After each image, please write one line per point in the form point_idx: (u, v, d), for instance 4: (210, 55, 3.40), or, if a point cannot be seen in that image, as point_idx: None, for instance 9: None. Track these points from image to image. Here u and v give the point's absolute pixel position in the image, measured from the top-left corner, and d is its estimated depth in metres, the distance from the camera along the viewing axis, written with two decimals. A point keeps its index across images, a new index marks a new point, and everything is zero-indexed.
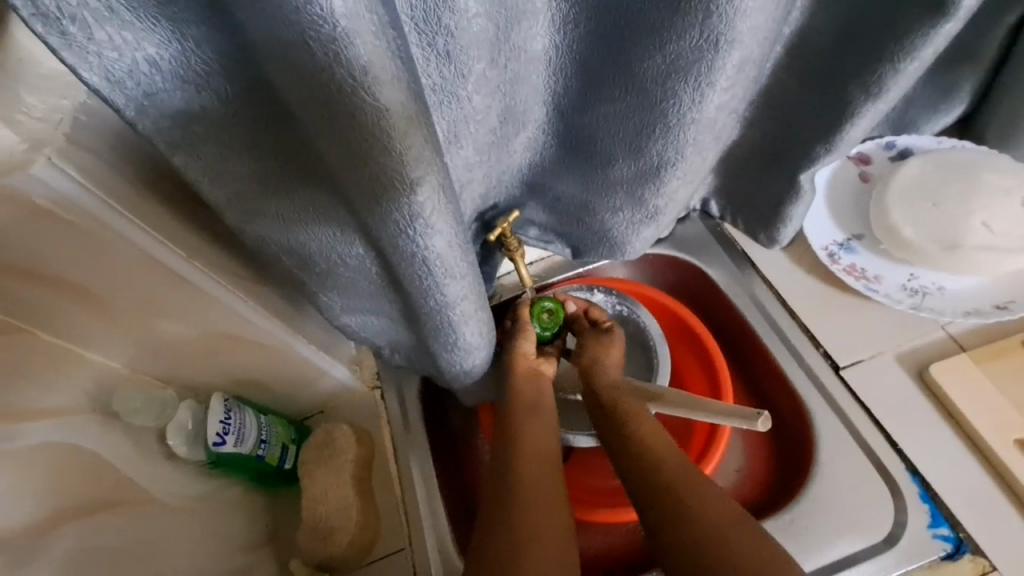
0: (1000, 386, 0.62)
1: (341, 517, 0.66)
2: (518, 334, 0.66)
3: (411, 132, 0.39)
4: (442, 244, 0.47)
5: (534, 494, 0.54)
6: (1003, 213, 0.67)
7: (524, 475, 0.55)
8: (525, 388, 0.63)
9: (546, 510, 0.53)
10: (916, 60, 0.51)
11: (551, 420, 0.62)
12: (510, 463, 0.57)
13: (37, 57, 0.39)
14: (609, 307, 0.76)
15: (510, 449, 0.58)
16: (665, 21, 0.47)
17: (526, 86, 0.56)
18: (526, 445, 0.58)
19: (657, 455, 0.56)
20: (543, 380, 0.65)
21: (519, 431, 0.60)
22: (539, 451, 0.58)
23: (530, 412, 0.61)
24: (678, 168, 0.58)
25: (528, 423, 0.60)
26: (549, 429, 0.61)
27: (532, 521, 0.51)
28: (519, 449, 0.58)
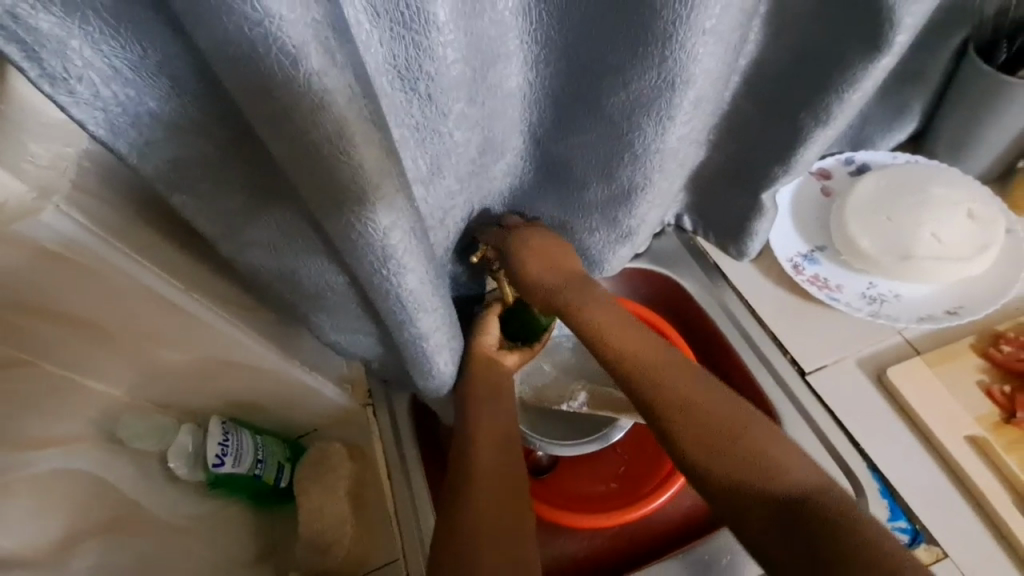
0: (954, 388, 0.66)
1: (337, 530, 0.68)
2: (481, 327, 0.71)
3: (387, 182, 0.44)
4: (415, 282, 0.52)
5: (486, 477, 0.59)
6: (950, 225, 0.71)
7: (480, 460, 0.61)
8: (484, 371, 0.68)
9: (505, 511, 0.57)
10: (858, 90, 0.57)
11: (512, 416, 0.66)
12: (468, 449, 0.62)
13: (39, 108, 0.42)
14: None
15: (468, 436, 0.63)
16: (626, 63, 0.52)
17: (503, 120, 0.60)
18: (482, 429, 0.63)
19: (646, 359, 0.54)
20: (504, 368, 0.69)
21: (476, 420, 0.64)
22: (497, 450, 0.62)
23: (495, 411, 0.65)
24: (647, 193, 0.62)
25: (490, 424, 0.64)
26: (509, 429, 0.65)
27: (483, 508, 0.56)
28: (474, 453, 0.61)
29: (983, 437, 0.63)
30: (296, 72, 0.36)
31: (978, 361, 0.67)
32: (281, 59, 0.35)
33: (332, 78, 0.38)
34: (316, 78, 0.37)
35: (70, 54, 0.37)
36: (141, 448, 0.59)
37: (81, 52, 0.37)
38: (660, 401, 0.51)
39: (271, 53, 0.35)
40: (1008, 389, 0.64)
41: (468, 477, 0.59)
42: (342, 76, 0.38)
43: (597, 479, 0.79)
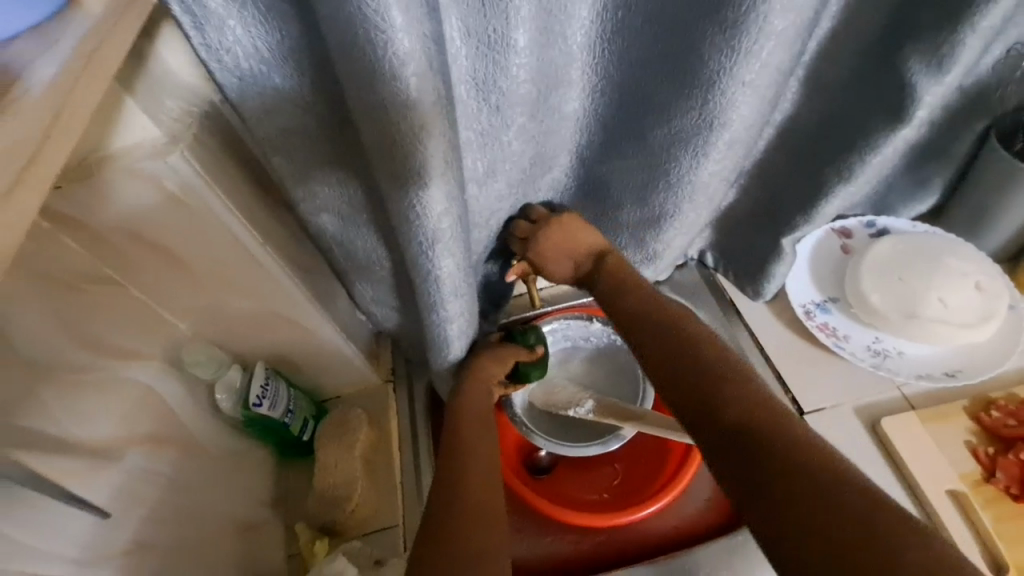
0: (942, 445, 0.69)
1: (346, 488, 0.73)
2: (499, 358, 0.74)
3: (443, 177, 0.51)
4: (451, 266, 0.59)
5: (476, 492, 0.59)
6: (956, 291, 0.76)
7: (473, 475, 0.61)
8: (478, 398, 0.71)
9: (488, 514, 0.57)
10: (879, 154, 0.64)
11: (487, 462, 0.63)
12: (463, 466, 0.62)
13: (171, 70, 0.51)
14: (604, 336, 0.88)
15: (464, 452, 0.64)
16: (672, 102, 0.59)
17: (556, 139, 0.67)
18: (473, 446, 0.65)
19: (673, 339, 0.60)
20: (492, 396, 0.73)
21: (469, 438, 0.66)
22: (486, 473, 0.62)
23: (470, 458, 0.63)
24: (676, 220, 0.69)
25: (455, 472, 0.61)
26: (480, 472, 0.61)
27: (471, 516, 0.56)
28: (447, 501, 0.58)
29: (963, 492, 0.67)
30: (401, 73, 0.44)
31: (970, 424, 0.70)
32: (390, 62, 0.43)
33: (424, 83, 0.45)
34: (412, 81, 0.45)
35: (226, 31, 0.46)
36: (197, 374, 0.66)
37: (234, 31, 0.46)
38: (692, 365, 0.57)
39: (384, 58, 0.43)
40: (991, 450, 0.68)
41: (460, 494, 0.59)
42: (432, 82, 0.46)
43: (593, 485, 0.83)
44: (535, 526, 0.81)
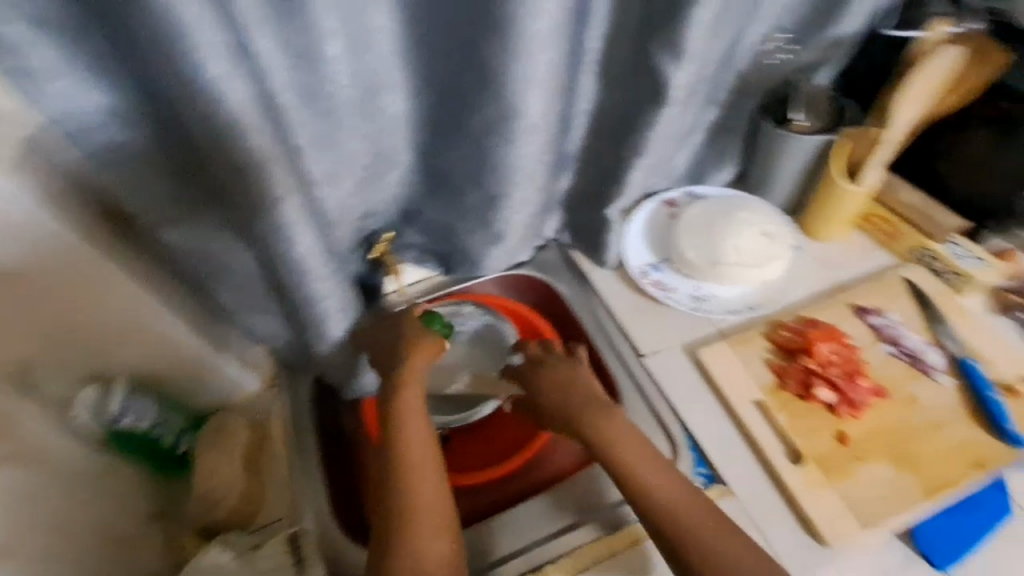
0: (746, 364, 0.81)
1: (225, 487, 0.80)
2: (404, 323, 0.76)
3: (276, 164, 0.57)
4: (307, 247, 0.63)
5: (423, 518, 0.62)
6: (750, 239, 0.91)
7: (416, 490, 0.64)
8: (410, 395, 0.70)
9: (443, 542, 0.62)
10: (660, 127, 0.77)
11: (438, 477, 0.66)
12: (409, 486, 0.64)
13: None
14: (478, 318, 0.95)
15: (401, 462, 0.65)
16: (482, 93, 0.67)
17: (390, 136, 0.74)
18: (414, 454, 0.66)
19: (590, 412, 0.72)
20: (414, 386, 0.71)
21: (404, 443, 0.67)
22: (429, 485, 0.65)
23: (420, 483, 0.64)
24: (513, 198, 0.78)
25: (413, 472, 0.65)
26: (436, 478, 0.65)
27: (424, 550, 0.61)
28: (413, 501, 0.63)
29: (765, 402, 0.77)
30: (206, 75, 0.48)
31: (766, 344, 0.83)
32: (192, 68, 0.48)
33: (233, 82, 0.50)
34: (220, 81, 0.49)
35: (29, 57, 0.49)
36: (53, 390, 0.70)
37: (36, 56, 0.49)
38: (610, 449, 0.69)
39: (185, 63, 0.47)
40: (783, 362, 0.80)
41: (409, 523, 0.62)
42: (241, 84, 0.50)
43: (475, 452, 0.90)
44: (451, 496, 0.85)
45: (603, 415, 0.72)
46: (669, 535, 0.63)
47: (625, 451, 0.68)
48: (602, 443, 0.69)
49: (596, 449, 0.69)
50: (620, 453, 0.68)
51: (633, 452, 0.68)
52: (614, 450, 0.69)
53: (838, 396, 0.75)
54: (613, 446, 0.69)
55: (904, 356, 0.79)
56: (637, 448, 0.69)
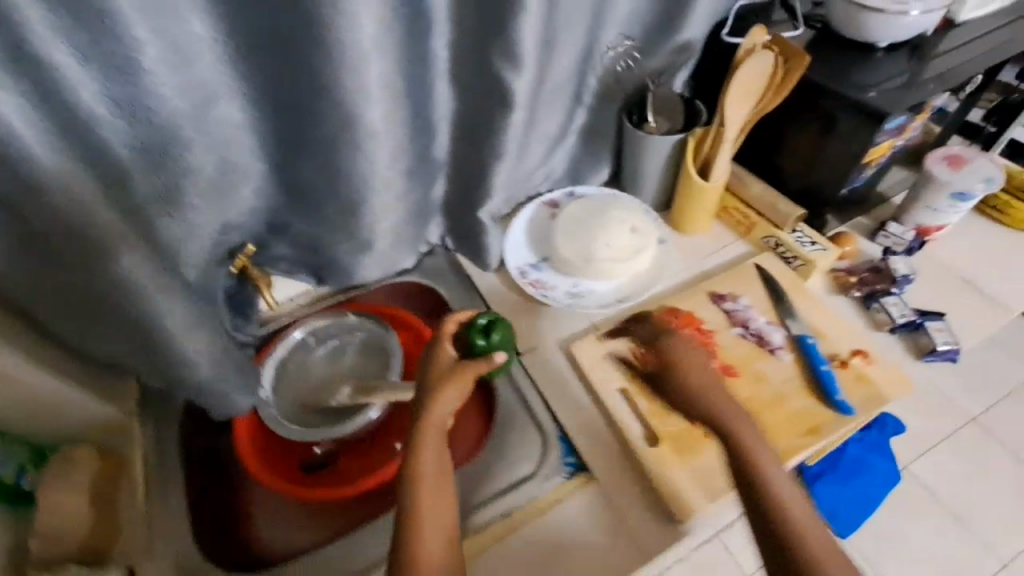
0: (613, 354, 0.85)
1: (70, 525, 0.69)
2: (438, 344, 0.68)
3: (82, 185, 0.58)
4: (133, 265, 0.62)
5: (428, 520, 0.58)
6: (617, 234, 0.95)
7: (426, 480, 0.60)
8: (439, 374, 0.65)
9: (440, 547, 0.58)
10: (513, 125, 0.79)
11: (445, 461, 0.61)
12: (415, 461, 0.60)
13: None
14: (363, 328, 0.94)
15: (415, 448, 0.61)
16: (318, 99, 0.66)
17: (237, 145, 0.72)
18: (430, 443, 0.61)
19: (694, 371, 0.69)
20: (441, 363, 0.66)
21: (426, 421, 0.62)
22: (434, 487, 0.60)
23: (425, 472, 0.60)
24: (377, 202, 0.78)
25: (433, 487, 0.60)
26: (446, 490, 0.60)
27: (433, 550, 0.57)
28: (419, 511, 0.58)
29: (629, 388, 0.82)
30: None
31: (632, 333, 0.87)
32: None
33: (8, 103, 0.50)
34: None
35: None
36: None
37: None
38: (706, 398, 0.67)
39: None
40: (645, 349, 0.84)
41: (414, 527, 0.58)
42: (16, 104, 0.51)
43: (354, 465, 0.86)
44: (347, 511, 0.82)
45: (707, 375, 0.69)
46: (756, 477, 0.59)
47: (725, 412, 0.65)
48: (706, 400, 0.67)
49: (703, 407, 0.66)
50: (721, 416, 0.65)
51: (736, 419, 0.64)
52: (715, 413, 0.65)
53: None
54: (712, 404, 0.66)
55: (751, 336, 0.85)
56: (735, 407, 0.65)
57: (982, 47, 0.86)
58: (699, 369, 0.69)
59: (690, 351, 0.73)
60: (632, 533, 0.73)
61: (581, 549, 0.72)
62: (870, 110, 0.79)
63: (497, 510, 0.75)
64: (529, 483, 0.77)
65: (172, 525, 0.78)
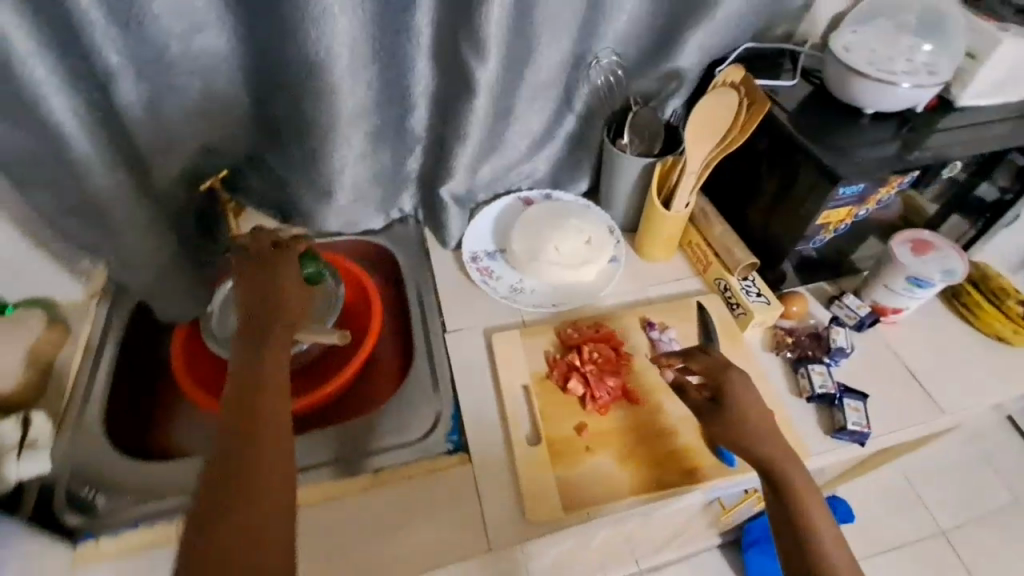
0: (528, 351, 0.88)
1: (3, 371, 0.76)
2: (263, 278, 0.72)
3: (37, 64, 0.60)
4: (86, 149, 0.66)
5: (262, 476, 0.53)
6: (568, 242, 0.97)
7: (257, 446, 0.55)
8: (269, 343, 0.64)
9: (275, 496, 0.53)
10: (476, 104, 0.83)
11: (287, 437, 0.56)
12: (241, 433, 0.55)
13: None
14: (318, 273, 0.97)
15: (244, 425, 0.55)
16: (289, 42, 0.72)
17: (220, 73, 0.78)
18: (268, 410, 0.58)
19: (741, 398, 0.73)
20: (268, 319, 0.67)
21: (257, 382, 0.59)
22: (269, 449, 0.55)
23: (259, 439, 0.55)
24: (340, 150, 0.84)
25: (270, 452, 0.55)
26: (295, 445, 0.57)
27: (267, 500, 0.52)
28: (254, 482, 0.52)
29: (530, 386, 0.84)
30: None
31: (553, 337, 0.89)
32: None
33: None
34: None
35: None
36: None
37: None
38: (742, 423, 0.71)
39: None
40: (558, 354, 0.87)
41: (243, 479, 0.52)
42: None
43: None
44: None
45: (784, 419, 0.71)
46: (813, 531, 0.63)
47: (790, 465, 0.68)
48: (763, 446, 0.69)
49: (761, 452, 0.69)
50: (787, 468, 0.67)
51: (802, 475, 0.67)
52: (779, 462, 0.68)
53: (587, 392, 0.82)
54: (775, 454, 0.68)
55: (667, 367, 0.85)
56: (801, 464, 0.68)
57: (969, 135, 0.83)
58: (756, 397, 0.74)
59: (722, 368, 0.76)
60: (487, 521, 0.74)
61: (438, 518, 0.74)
62: (827, 171, 0.78)
63: (373, 464, 0.79)
64: (411, 446, 0.81)
65: (85, 409, 0.82)
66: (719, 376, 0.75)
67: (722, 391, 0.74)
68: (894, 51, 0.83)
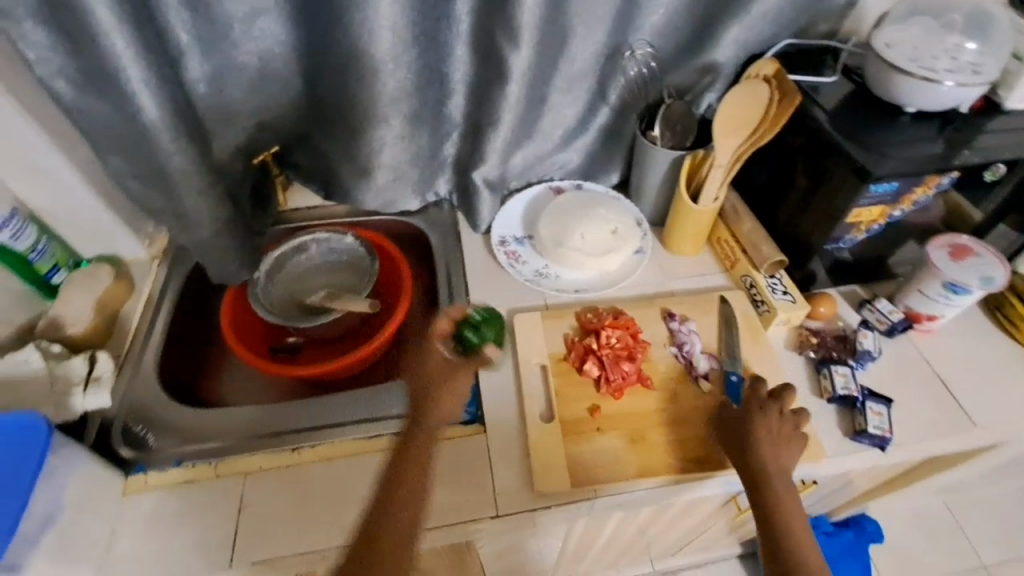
0: (548, 332, 0.90)
1: (75, 314, 0.85)
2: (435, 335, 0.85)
3: (121, 36, 0.66)
4: (154, 114, 0.72)
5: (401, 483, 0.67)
6: (595, 231, 0.99)
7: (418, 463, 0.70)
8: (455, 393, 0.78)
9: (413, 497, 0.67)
10: (511, 88, 0.87)
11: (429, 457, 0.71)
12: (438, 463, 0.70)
13: None
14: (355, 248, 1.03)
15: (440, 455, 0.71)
16: (337, 21, 0.78)
17: (277, 54, 0.85)
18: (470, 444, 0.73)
19: (764, 426, 0.74)
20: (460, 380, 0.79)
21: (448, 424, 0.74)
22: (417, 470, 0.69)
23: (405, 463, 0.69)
24: (381, 127, 0.89)
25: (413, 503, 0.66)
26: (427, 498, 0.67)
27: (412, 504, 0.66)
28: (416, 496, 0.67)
29: (547, 365, 0.87)
30: None
31: (573, 322, 0.92)
32: None
33: None
34: None
35: None
36: None
37: None
38: (751, 448, 0.72)
39: None
40: (577, 337, 0.90)
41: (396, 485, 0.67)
42: None
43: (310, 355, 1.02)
44: (297, 389, 0.99)
45: (777, 444, 0.72)
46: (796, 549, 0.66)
47: (777, 482, 0.70)
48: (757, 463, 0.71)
49: (755, 471, 0.71)
50: (773, 486, 0.69)
51: (787, 493, 0.69)
52: (768, 479, 0.70)
53: (602, 375, 0.84)
54: (765, 472, 0.70)
55: (682, 359, 0.87)
56: (787, 481, 0.70)
57: (1021, 137, 0.80)
58: (777, 428, 0.74)
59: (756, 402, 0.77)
60: (496, 489, 0.77)
61: (449, 482, 0.78)
62: (857, 165, 0.77)
63: (392, 427, 0.83)
64: (433, 414, 0.86)
65: (143, 356, 0.90)
66: (753, 407, 0.76)
67: (745, 417, 0.75)
68: (937, 47, 0.81)
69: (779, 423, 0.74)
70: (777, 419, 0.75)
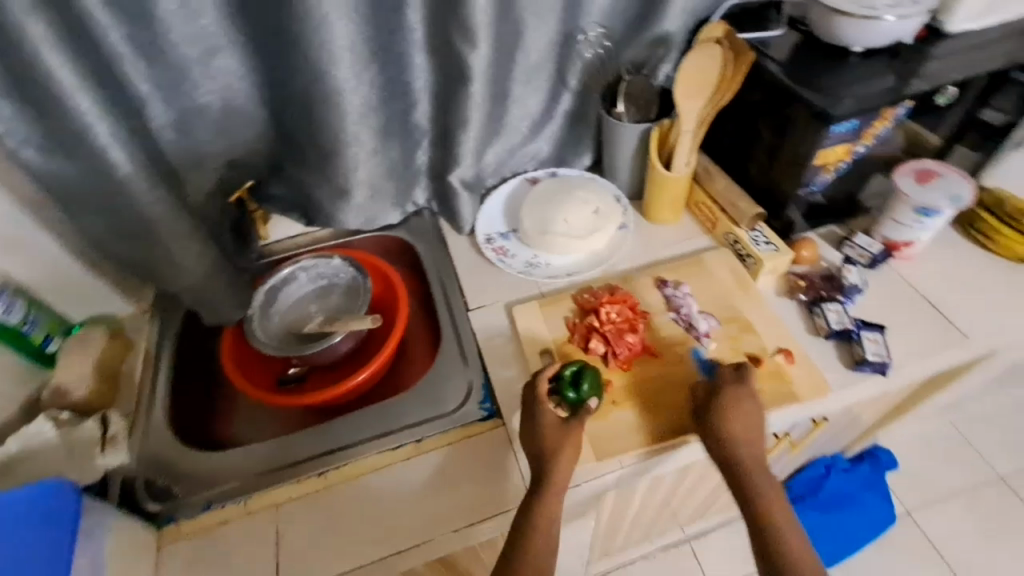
0: (547, 319, 0.92)
1: (77, 380, 0.84)
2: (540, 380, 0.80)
3: (82, 93, 0.66)
4: (124, 164, 0.72)
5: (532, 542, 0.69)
6: (577, 213, 1.01)
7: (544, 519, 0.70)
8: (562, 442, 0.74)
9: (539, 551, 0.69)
10: (473, 87, 0.88)
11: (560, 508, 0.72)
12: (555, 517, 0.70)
13: None
14: (344, 270, 1.04)
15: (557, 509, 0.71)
16: (293, 48, 0.78)
17: (238, 91, 0.85)
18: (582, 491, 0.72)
19: (737, 416, 0.76)
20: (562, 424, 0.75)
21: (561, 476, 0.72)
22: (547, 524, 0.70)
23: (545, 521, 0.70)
24: (351, 148, 0.89)
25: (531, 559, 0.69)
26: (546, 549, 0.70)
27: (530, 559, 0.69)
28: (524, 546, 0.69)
29: (552, 351, 0.88)
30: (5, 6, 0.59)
31: (570, 305, 0.93)
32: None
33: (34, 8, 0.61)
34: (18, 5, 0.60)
35: None
36: None
37: None
38: (727, 439, 0.75)
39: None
40: (576, 319, 0.91)
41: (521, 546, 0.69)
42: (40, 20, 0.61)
43: (317, 381, 1.01)
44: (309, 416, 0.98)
45: (744, 422, 0.76)
46: (766, 518, 0.73)
47: (758, 477, 0.75)
48: (739, 451, 0.75)
49: (737, 458, 0.75)
50: (756, 480, 0.75)
51: (770, 487, 0.75)
52: (748, 475, 0.75)
53: (608, 351, 0.85)
54: (743, 466, 0.75)
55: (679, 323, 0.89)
56: (768, 476, 0.76)
57: (965, 59, 0.84)
58: (748, 414, 0.76)
59: (722, 392, 0.78)
60: (519, 479, 0.79)
61: (473, 480, 0.80)
62: (818, 109, 0.80)
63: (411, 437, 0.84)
64: (450, 417, 0.87)
65: (153, 410, 0.90)
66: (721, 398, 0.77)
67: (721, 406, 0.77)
68: None
69: (749, 409, 0.77)
70: (750, 406, 0.77)
